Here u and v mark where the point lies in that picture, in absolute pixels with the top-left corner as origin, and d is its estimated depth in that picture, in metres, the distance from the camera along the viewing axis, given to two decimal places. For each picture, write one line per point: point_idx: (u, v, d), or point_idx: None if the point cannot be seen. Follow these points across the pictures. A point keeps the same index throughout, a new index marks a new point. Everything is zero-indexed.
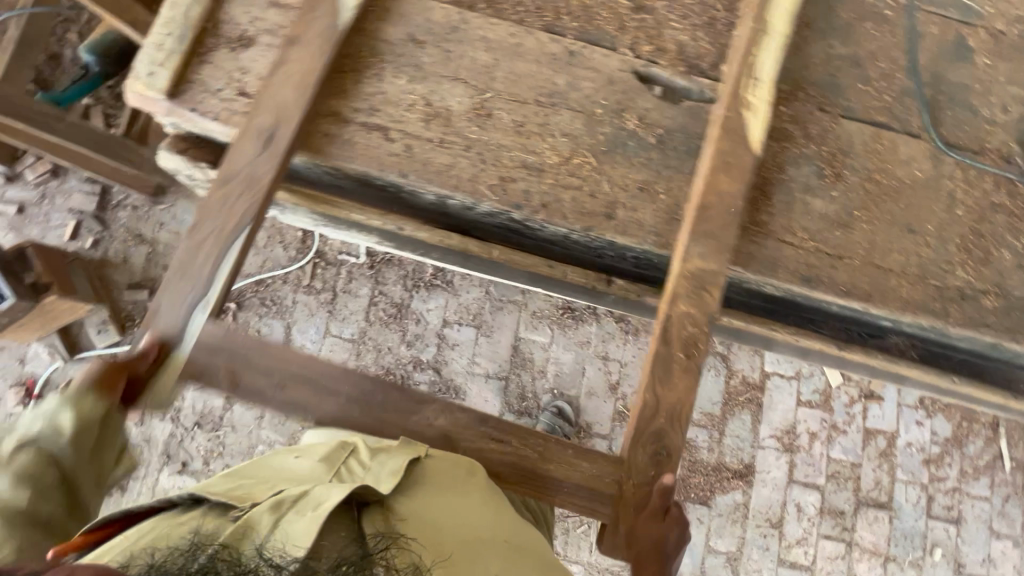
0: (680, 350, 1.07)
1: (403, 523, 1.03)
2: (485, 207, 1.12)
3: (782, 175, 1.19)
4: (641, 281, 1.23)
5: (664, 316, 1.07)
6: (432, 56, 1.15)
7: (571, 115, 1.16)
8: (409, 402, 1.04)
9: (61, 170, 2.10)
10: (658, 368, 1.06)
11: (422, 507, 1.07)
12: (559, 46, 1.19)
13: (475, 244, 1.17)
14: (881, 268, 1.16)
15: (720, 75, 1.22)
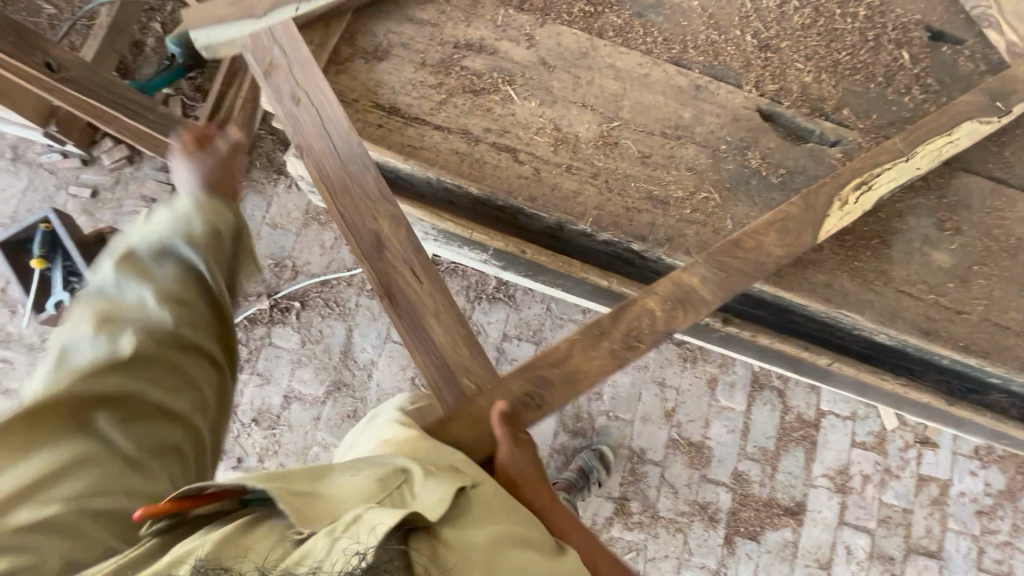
0: (619, 339, 1.04)
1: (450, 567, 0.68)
2: (604, 236, 1.12)
3: (902, 224, 1.18)
4: (750, 319, 1.23)
5: (625, 301, 1.05)
6: (562, 81, 1.15)
7: (696, 149, 1.16)
8: (367, 194, 1.02)
9: (137, 157, 2.12)
10: (588, 331, 1.04)
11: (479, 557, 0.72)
12: (686, 79, 1.19)
13: (590, 271, 1.16)
14: (999, 325, 1.15)
15: (842, 119, 1.22)
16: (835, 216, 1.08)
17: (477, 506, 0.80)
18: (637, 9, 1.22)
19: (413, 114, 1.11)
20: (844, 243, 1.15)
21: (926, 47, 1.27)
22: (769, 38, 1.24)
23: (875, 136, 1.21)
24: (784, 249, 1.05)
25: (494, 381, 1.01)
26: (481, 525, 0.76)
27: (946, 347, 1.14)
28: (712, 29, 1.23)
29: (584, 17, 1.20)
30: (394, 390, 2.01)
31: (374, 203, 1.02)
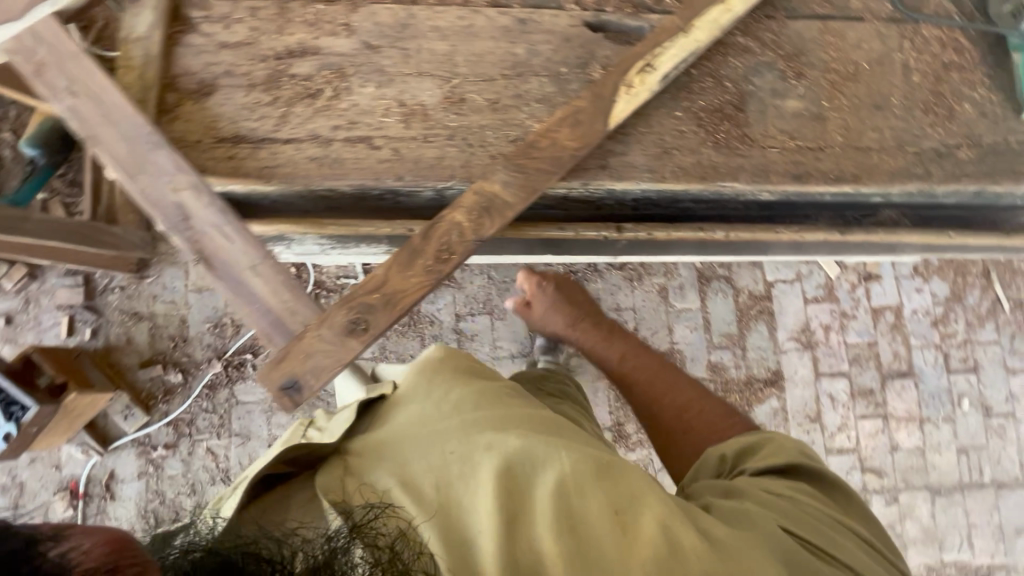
0: (432, 253, 1.05)
1: (361, 462, 0.96)
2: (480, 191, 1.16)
3: (749, 86, 1.24)
4: (646, 222, 1.30)
5: (435, 219, 1.06)
6: (392, 57, 1.17)
7: (540, 80, 1.19)
8: (163, 169, 1.01)
9: (38, 271, 2.06)
10: (400, 252, 1.04)
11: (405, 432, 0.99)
12: (508, 17, 1.21)
13: None
14: (861, 148, 1.23)
15: (665, 7, 1.27)
16: (622, 100, 1.15)
17: (401, 440, 0.97)
18: None
19: (258, 136, 1.11)
20: (703, 121, 1.21)
21: None
22: None
23: None
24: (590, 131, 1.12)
25: (317, 318, 1.00)
26: (402, 415, 1.04)
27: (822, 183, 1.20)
28: None
29: None
30: None
31: (175, 176, 1.01)
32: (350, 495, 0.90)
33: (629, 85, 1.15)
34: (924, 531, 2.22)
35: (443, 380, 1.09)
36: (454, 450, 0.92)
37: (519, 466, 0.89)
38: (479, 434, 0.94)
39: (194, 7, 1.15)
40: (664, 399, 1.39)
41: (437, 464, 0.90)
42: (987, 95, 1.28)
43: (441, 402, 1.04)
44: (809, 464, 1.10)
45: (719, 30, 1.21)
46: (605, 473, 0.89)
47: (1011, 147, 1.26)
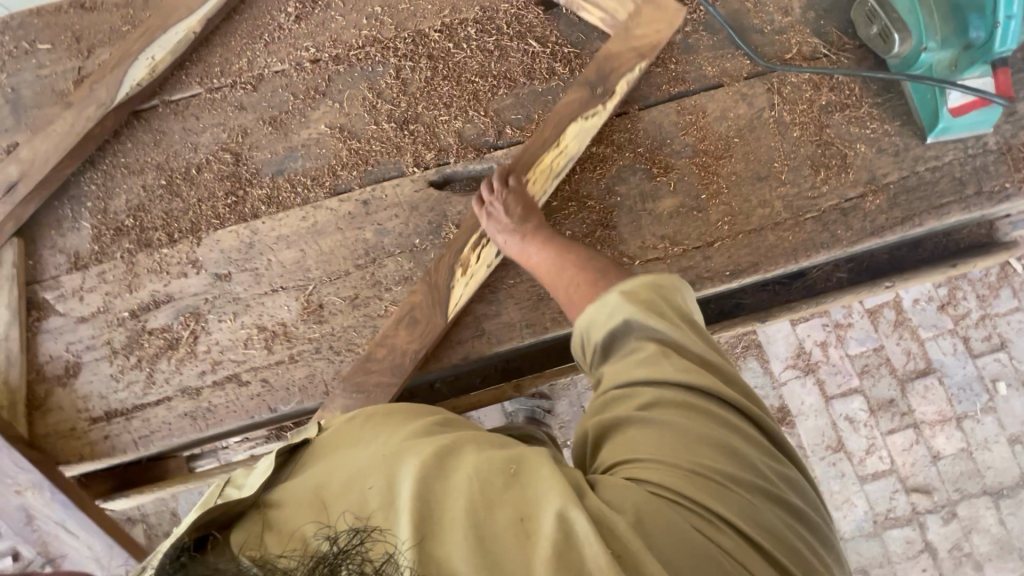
0: None
1: (278, 511, 0.62)
2: None
3: (615, 197, 1.15)
4: (554, 361, 1.22)
5: None
6: (244, 282, 1.14)
7: (395, 259, 1.14)
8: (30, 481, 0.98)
9: None
10: None
11: (322, 470, 0.66)
12: (350, 202, 1.17)
13: None
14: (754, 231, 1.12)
15: (509, 139, 1.20)
16: (459, 283, 1.08)
17: (319, 483, 0.64)
18: (275, 168, 1.20)
19: (129, 405, 1.09)
20: None
21: (546, 21, 1.25)
22: (404, 113, 1.22)
23: None
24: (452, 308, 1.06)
25: None
26: (326, 449, 0.72)
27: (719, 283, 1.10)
28: (350, 139, 1.21)
29: (232, 209, 1.18)
30: None
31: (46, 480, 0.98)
32: (272, 543, 0.58)
33: (465, 265, 1.08)
34: (997, 541, 1.99)
35: (351, 423, 0.75)
36: (374, 486, 0.60)
37: (436, 491, 0.59)
38: (401, 461, 0.63)
39: (46, 289, 1.15)
40: (574, 291, 0.94)
41: (351, 499, 0.60)
42: (880, 127, 1.15)
43: (348, 429, 0.74)
44: (675, 338, 0.76)
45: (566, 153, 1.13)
46: (526, 479, 0.60)
47: (924, 178, 1.12)
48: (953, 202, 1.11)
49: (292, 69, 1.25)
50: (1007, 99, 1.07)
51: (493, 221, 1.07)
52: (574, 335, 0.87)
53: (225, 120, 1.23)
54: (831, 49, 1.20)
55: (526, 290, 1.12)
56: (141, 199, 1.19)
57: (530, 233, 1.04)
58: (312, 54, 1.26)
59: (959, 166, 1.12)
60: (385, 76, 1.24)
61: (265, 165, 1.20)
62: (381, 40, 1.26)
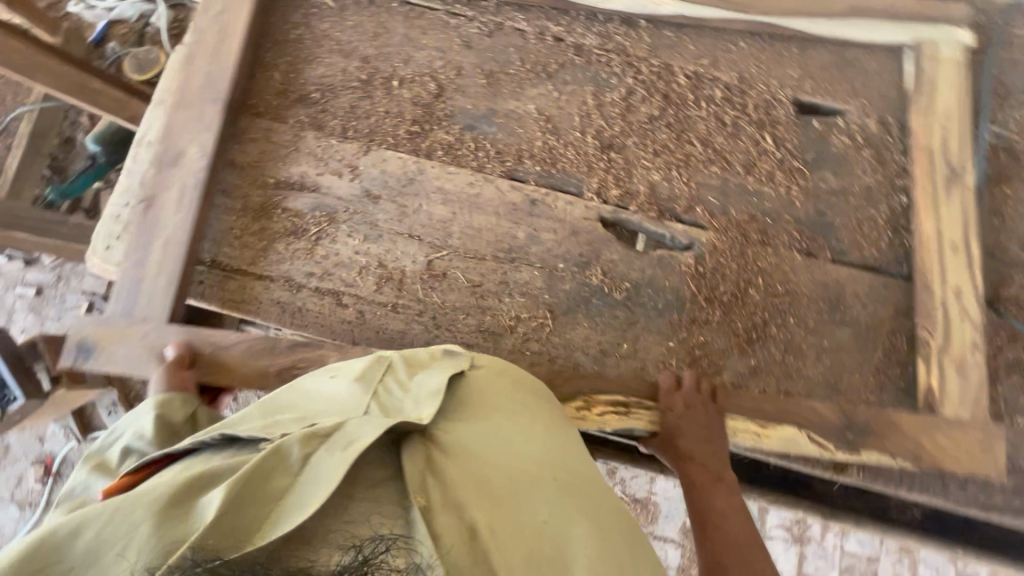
0: None
1: (449, 466, 0.67)
2: None
3: (765, 332, 1.10)
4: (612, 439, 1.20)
5: None
6: (387, 212, 1.12)
7: (532, 271, 1.11)
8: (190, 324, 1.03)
9: (37, 257, 1.99)
10: None
11: (492, 449, 0.71)
12: (520, 194, 1.13)
13: None
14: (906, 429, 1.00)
15: (696, 218, 1.14)
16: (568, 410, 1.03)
17: (492, 469, 0.68)
18: (467, 122, 1.16)
19: (233, 264, 1.10)
20: (696, 359, 1.08)
21: (792, 125, 1.17)
22: (613, 137, 1.16)
23: (733, 236, 1.13)
24: None
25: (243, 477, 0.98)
26: (489, 415, 0.77)
27: (892, 467, 1.02)
28: (550, 133, 1.16)
29: (411, 138, 1.15)
30: None
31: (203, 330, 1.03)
32: (437, 499, 0.63)
33: (586, 404, 1.02)
34: None
35: (516, 406, 0.80)
36: (544, 520, 0.65)
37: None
38: (576, 519, 0.66)
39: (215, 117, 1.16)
40: None
41: (523, 520, 0.64)
42: None
43: (513, 413, 0.79)
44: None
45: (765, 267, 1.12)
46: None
47: None
48: None
49: (533, 35, 1.19)
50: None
51: (692, 425, 1.00)
52: None
53: (447, 50, 1.19)
54: None
55: (634, 368, 1.08)
56: (336, 81, 1.17)
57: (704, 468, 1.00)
58: (558, 32, 1.20)
59: None
60: (614, 91, 1.17)
61: (460, 113, 1.16)
62: (629, 55, 1.19)
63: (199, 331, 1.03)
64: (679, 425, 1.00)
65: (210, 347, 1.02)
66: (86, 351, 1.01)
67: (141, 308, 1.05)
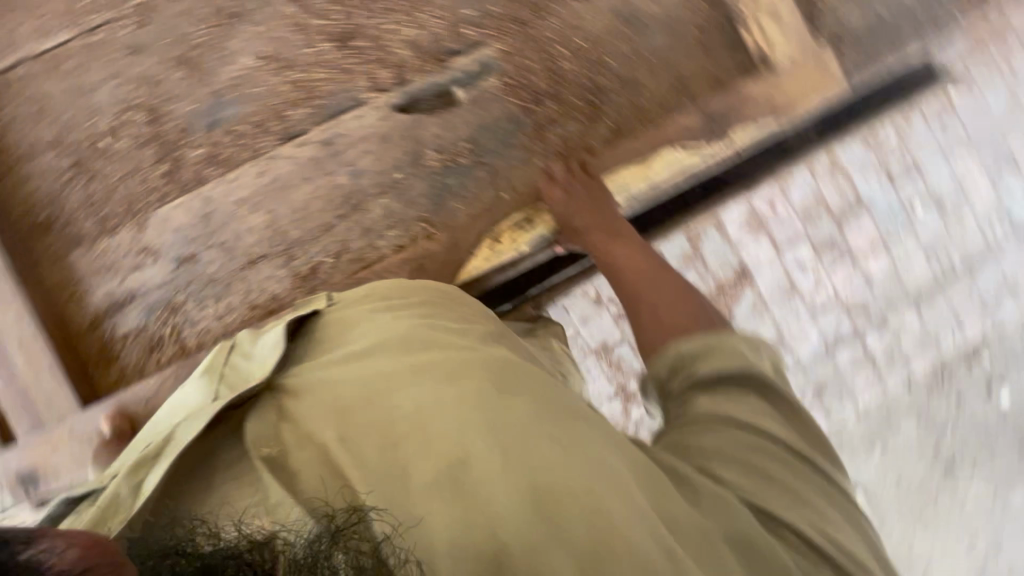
0: None
1: (299, 401, 0.68)
2: None
3: (599, 89, 1.08)
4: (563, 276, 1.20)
5: None
6: (214, 260, 1.01)
7: (379, 201, 1.04)
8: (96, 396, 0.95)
9: None
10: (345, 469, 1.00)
11: (342, 365, 0.71)
12: (310, 145, 1.02)
13: None
14: (745, 92, 1.06)
15: (471, 41, 1.07)
16: (481, 253, 1.02)
17: (339, 382, 0.69)
18: (206, 121, 1.01)
19: None
20: (564, 155, 1.07)
21: None
22: (342, 27, 1.04)
23: (511, 30, 1.07)
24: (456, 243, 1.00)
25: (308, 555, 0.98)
26: (353, 339, 0.75)
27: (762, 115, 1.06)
28: (286, 69, 1.03)
29: (171, 179, 1.00)
30: None
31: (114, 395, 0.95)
32: (289, 440, 0.63)
33: (496, 239, 1.03)
34: None
35: (380, 315, 0.77)
36: (407, 406, 0.62)
37: (487, 433, 0.59)
38: (441, 391, 0.63)
39: None
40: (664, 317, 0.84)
41: (381, 420, 0.62)
42: None
43: (377, 326, 0.75)
44: (774, 377, 0.67)
45: (557, 36, 1.08)
46: (574, 434, 0.60)
47: None
48: None
49: None
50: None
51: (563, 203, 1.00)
52: (661, 354, 0.75)
53: (123, 70, 1.00)
54: None
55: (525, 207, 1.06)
56: (52, 186, 1.00)
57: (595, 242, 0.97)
58: None
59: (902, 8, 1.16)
60: None
61: (192, 119, 1.01)
62: None
63: (123, 392, 0.96)
64: (568, 211, 0.99)
65: (144, 404, 0.96)
66: (30, 481, 0.93)
67: (50, 412, 0.94)
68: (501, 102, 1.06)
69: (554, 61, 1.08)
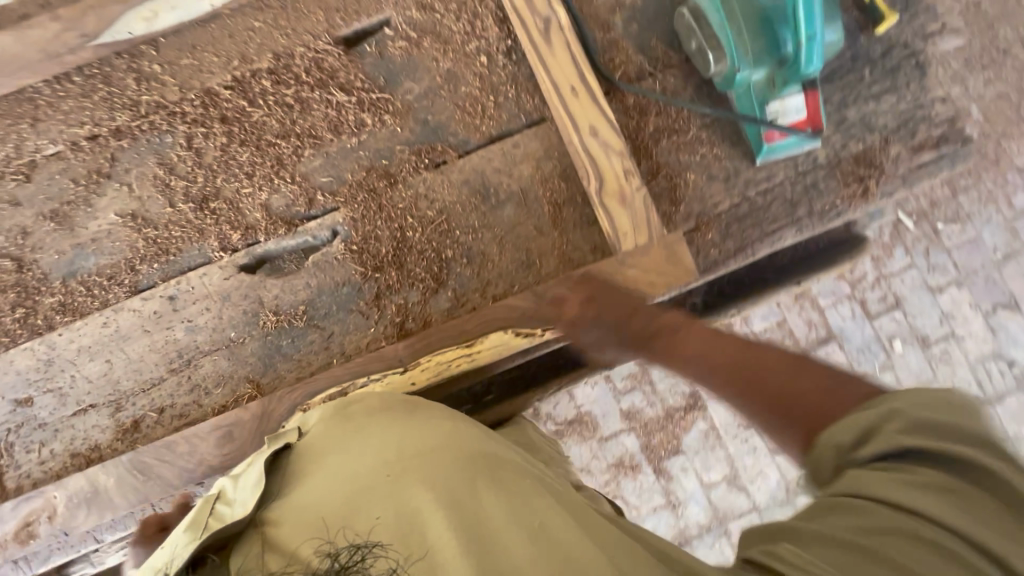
0: None
1: (277, 523, 0.62)
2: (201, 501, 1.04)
3: (445, 258, 1.07)
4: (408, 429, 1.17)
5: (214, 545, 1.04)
6: (48, 405, 1.04)
7: (211, 358, 1.05)
8: None
9: None
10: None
11: (320, 479, 0.67)
12: (154, 300, 1.06)
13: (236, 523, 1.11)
14: (586, 276, 1.01)
15: (322, 205, 1.09)
16: None
17: (319, 497, 0.64)
18: (66, 271, 1.08)
19: None
20: (403, 326, 1.05)
21: (349, 63, 1.13)
22: (202, 189, 1.10)
23: (361, 197, 1.09)
24: (267, 414, 0.98)
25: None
26: (324, 462, 0.70)
27: (602, 304, 1.00)
28: (145, 225, 1.09)
29: (23, 323, 1.06)
30: None
31: None
32: (271, 559, 0.57)
33: (307, 411, 0.98)
34: None
35: (367, 421, 0.76)
36: (382, 510, 0.60)
37: (459, 521, 0.58)
38: (421, 490, 0.62)
39: None
40: (795, 381, 0.64)
41: (354, 521, 0.60)
42: (708, 152, 1.08)
43: (343, 442, 0.72)
44: (943, 417, 0.51)
45: (408, 204, 1.09)
46: (553, 529, 0.59)
47: (756, 204, 1.07)
48: (784, 226, 1.06)
49: (68, 150, 1.11)
50: (810, 127, 0.96)
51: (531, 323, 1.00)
52: (817, 447, 0.56)
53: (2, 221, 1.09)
54: (656, 66, 1.11)
55: None
56: None
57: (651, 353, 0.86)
58: (88, 130, 1.11)
59: (790, 186, 1.07)
60: (176, 147, 1.11)
61: (53, 268, 1.08)
62: (168, 105, 1.12)
63: None
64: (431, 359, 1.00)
65: None
66: None
67: None
68: (344, 268, 1.07)
69: (401, 229, 1.08)
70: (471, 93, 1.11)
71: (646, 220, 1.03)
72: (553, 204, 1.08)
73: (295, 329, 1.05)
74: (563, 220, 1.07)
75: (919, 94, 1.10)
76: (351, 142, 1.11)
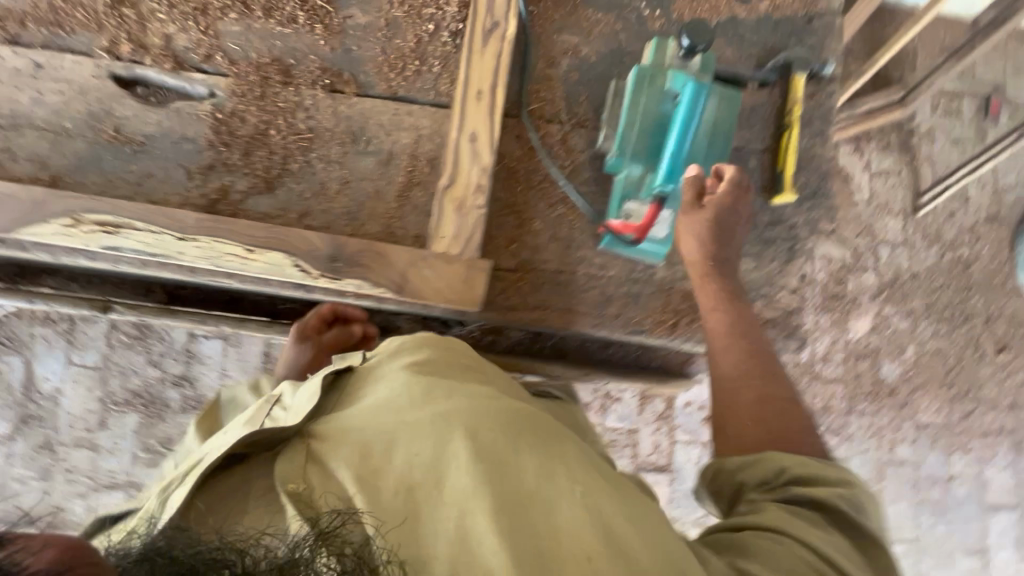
0: None
1: (321, 444, 0.71)
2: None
3: (287, 170, 1.09)
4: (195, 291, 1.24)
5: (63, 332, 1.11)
6: None
7: (37, 134, 1.07)
8: None
9: None
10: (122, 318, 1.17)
11: (369, 409, 0.75)
12: (22, 58, 1.08)
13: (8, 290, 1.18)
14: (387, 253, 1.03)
15: (216, 66, 1.11)
16: (53, 228, 0.99)
17: (363, 428, 0.72)
18: None
19: None
20: (214, 205, 1.07)
21: None
22: None
23: (251, 78, 1.11)
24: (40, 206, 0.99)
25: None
26: (370, 394, 0.78)
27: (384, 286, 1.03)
28: None
29: None
30: (84, 413, 1.86)
31: None
32: (315, 480, 0.68)
33: (76, 221, 0.99)
34: None
35: (427, 359, 0.83)
36: (400, 458, 0.67)
37: (466, 495, 0.64)
38: (448, 439, 0.68)
39: None
40: (766, 415, 0.85)
41: (379, 463, 0.67)
42: (566, 216, 1.11)
43: (394, 379, 0.79)
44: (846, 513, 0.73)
45: (289, 107, 1.11)
46: (544, 479, 0.67)
47: (577, 281, 1.10)
48: (586, 313, 1.09)
49: None
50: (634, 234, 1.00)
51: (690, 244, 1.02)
52: (768, 458, 0.79)
53: None
54: (570, 118, 1.14)
55: None
56: None
57: (708, 285, 0.99)
58: None
59: (615, 284, 1.10)
60: None
61: None
62: None
63: None
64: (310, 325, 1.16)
65: None
66: None
67: None
68: (199, 128, 1.09)
69: (269, 124, 1.10)
70: (402, 49, 1.14)
71: (470, 239, 1.05)
72: (408, 181, 1.10)
73: (121, 153, 1.07)
74: (409, 199, 1.10)
75: (773, 274, 1.12)
76: (276, 29, 1.13)
